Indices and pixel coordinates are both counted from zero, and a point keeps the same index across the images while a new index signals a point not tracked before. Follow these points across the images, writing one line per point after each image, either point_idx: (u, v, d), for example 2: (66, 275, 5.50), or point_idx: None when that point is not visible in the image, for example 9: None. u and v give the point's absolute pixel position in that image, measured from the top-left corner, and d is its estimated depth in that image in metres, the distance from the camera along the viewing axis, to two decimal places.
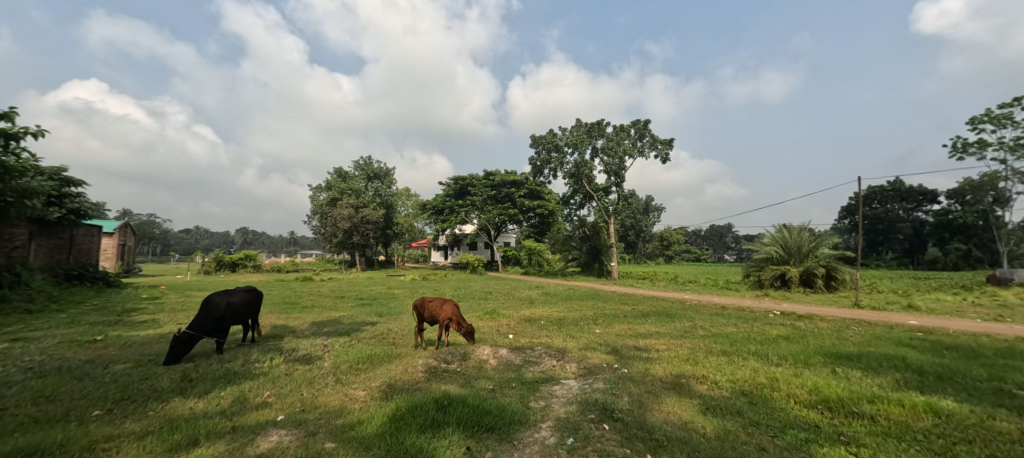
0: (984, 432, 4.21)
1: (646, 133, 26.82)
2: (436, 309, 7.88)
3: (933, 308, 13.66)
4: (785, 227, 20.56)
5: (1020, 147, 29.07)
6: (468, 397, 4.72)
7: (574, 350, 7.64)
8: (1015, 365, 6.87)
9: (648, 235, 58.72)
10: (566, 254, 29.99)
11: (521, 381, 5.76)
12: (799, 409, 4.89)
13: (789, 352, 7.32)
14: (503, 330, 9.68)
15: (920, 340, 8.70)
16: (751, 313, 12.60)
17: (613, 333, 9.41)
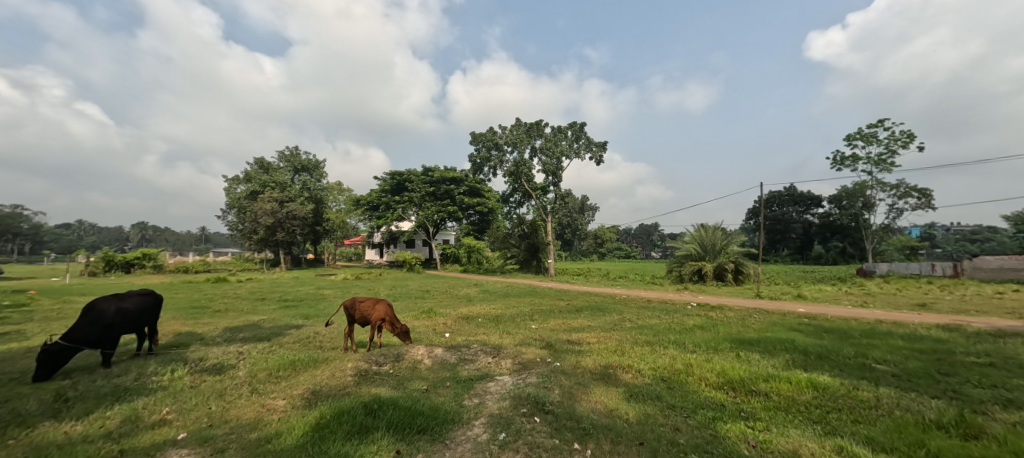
0: (852, 402, 4.91)
1: (581, 135, 27.85)
2: (368, 310, 7.55)
3: (818, 297, 15.76)
4: (702, 226, 22.34)
5: (884, 161, 34.27)
6: (400, 399, 4.60)
7: (510, 346, 7.74)
8: (879, 343, 8.11)
9: (583, 233, 60.84)
10: (505, 251, 30.34)
11: (456, 380, 5.71)
12: (709, 391, 5.35)
13: (702, 339, 8.00)
14: (439, 328, 9.55)
15: (807, 325, 10.00)
16: (673, 305, 13.58)
17: (549, 328, 9.67)
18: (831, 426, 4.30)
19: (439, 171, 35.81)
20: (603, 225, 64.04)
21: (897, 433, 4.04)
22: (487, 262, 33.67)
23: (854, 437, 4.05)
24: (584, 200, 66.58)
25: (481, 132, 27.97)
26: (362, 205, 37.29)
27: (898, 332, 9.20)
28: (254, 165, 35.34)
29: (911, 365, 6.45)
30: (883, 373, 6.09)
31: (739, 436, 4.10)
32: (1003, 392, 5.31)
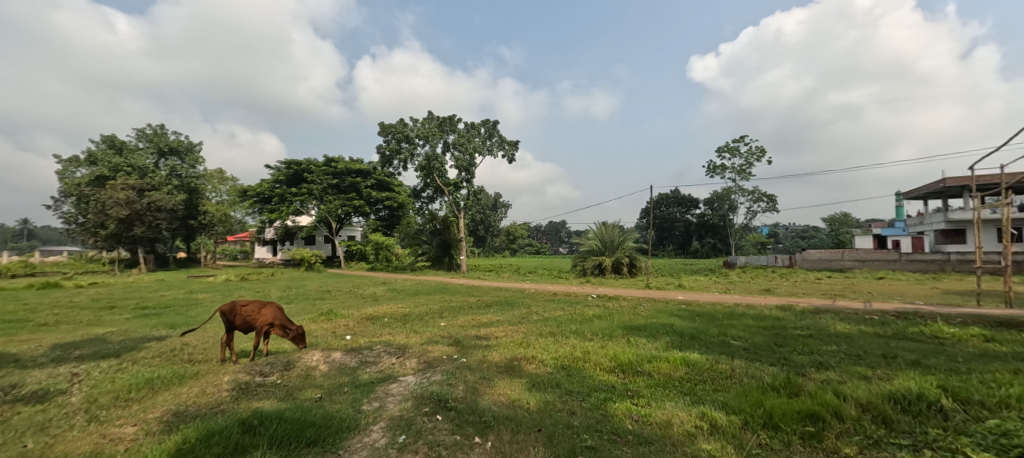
0: (714, 374, 5.71)
1: (494, 133, 28.11)
2: (252, 315, 6.71)
3: (693, 285, 18.16)
4: (603, 224, 23.98)
5: (746, 171, 40.28)
6: (286, 411, 4.21)
7: (416, 344, 7.54)
8: (737, 323, 9.55)
9: (495, 229, 61.22)
10: (415, 248, 29.52)
11: (354, 384, 5.39)
12: (601, 375, 5.78)
13: (599, 328, 8.64)
14: (339, 331, 8.95)
15: (684, 310, 11.41)
16: (576, 297, 14.44)
17: (458, 325, 9.60)
18: (698, 397, 4.95)
19: (343, 162, 33.05)
20: (514, 221, 65.40)
21: (744, 397, 4.81)
22: (399, 259, 32.27)
23: (714, 404, 4.72)
24: (497, 196, 66.83)
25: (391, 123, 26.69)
26: (250, 197, 33.29)
27: (751, 313, 10.97)
28: (102, 144, 29.35)
29: (759, 340, 7.71)
30: (739, 347, 7.18)
31: (625, 413, 4.51)
32: (820, 357, 6.61)
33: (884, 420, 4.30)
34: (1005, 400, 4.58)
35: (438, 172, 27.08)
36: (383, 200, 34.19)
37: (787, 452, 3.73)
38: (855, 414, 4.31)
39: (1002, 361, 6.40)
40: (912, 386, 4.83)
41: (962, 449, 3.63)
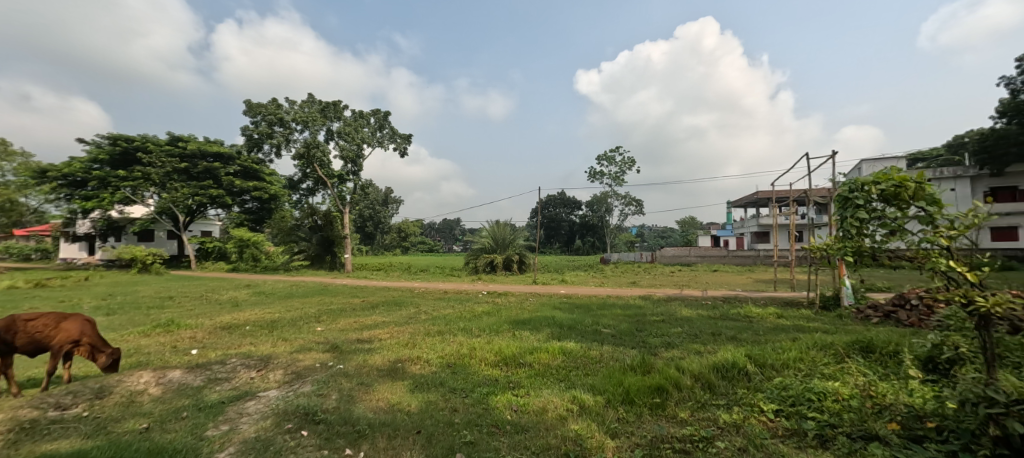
0: (586, 360, 6.26)
1: (386, 124, 26.57)
2: (46, 333, 5.30)
3: (575, 280, 19.60)
4: (496, 222, 24.41)
5: (620, 178, 45.10)
6: (96, 451, 3.42)
7: (283, 354, 6.76)
8: (608, 313, 10.63)
9: (387, 226, 57.49)
10: (290, 246, 26.66)
11: (197, 407, 4.61)
12: (486, 370, 5.87)
13: (487, 324, 8.79)
14: (182, 344, 7.58)
15: (566, 303, 12.30)
16: (467, 295, 14.43)
17: (337, 329, 8.88)
18: (571, 382, 5.38)
19: (196, 143, 27.60)
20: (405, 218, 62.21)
21: (608, 378, 5.37)
22: (270, 259, 27.75)
23: (584, 387, 5.17)
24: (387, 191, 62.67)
25: (261, 103, 23.56)
26: (51, 178, 26.10)
27: (619, 303, 12.32)
28: None
29: (623, 327, 8.68)
30: (607, 335, 7.99)
31: (505, 404, 4.67)
32: (670, 338, 7.70)
33: (710, 387, 5.21)
34: (786, 361, 5.93)
35: (319, 161, 24.56)
36: (250, 189, 29.28)
37: (639, 422, 4.27)
38: (690, 384, 5.13)
39: (786, 332, 8.30)
40: (730, 356, 5.93)
41: (759, 402, 4.58)
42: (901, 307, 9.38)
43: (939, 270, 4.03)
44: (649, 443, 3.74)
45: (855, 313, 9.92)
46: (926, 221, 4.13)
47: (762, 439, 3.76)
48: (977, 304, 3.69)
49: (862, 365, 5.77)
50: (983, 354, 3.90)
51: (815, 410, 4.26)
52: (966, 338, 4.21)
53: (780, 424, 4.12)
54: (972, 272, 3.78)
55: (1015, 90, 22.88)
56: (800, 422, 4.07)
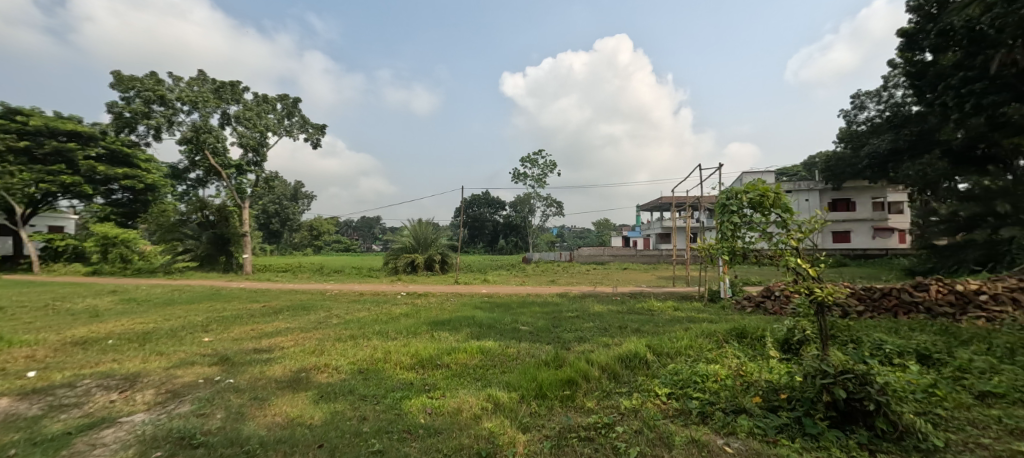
0: (503, 358, 6.34)
1: (295, 112, 24.41)
2: None
3: (496, 280, 19.77)
4: (417, 221, 23.80)
5: (542, 180, 46.53)
6: None
7: (156, 371, 5.89)
8: (527, 310, 10.89)
9: (298, 224, 52.96)
10: (172, 246, 23.39)
11: (33, 442, 3.84)
12: (400, 372, 5.64)
13: (404, 326, 8.47)
14: (17, 366, 6.24)
15: (487, 302, 12.34)
16: (385, 296, 13.80)
17: (230, 338, 7.97)
18: (488, 380, 5.38)
19: (42, 119, 22.93)
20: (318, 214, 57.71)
21: (524, 374, 5.50)
22: (145, 260, 23.02)
23: (499, 385, 5.23)
24: (297, 184, 57.53)
25: (135, 76, 20.29)
26: None
27: (538, 301, 12.70)
28: None
29: (541, 324, 8.97)
30: (525, 332, 8.21)
31: (418, 408, 4.54)
32: (582, 333, 8.12)
33: (615, 376, 5.58)
34: (680, 349, 6.57)
35: (211, 148, 21.75)
36: (118, 178, 24.89)
37: (549, 415, 4.42)
38: (598, 375, 5.46)
39: (681, 323, 9.21)
40: (633, 347, 6.42)
41: (655, 387, 5.03)
42: (768, 297, 10.93)
43: (790, 267, 4.77)
44: (557, 434, 3.88)
45: (734, 303, 11.37)
46: (780, 225, 4.86)
47: (655, 421, 4.12)
48: (819, 293, 4.47)
49: (737, 349, 6.62)
50: (823, 335, 4.70)
51: (699, 390, 4.79)
52: (813, 322, 5.03)
53: (671, 406, 4.55)
54: (812, 268, 4.56)
55: (851, 120, 27.97)
56: (687, 402, 4.55)
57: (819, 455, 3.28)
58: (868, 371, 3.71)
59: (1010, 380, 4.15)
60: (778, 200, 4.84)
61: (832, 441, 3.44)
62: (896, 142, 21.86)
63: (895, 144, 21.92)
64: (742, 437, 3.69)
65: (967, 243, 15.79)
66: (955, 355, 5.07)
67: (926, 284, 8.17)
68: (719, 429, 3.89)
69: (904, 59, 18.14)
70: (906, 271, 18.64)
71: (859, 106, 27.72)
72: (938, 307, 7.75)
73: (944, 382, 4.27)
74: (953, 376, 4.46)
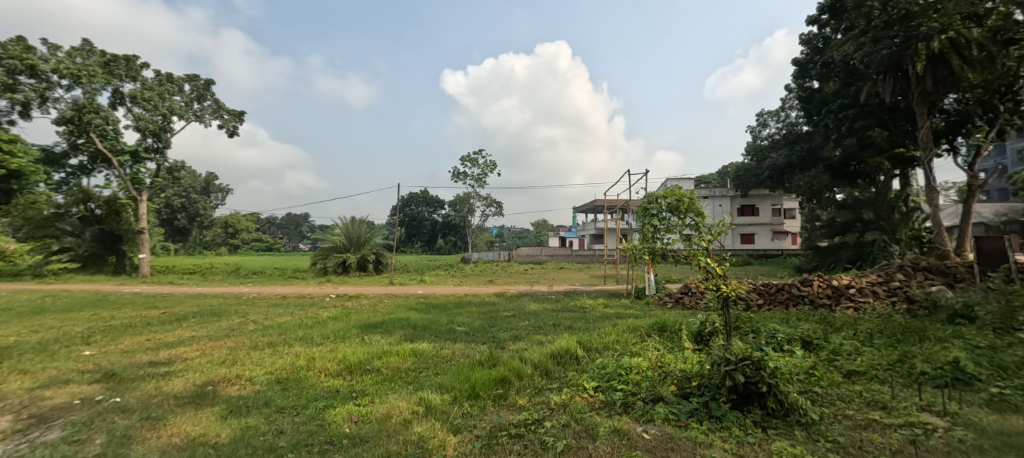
0: (437, 360, 6.24)
1: (206, 95, 22.16)
2: None
3: (432, 280, 19.41)
4: (350, 219, 22.81)
5: (482, 180, 46.48)
6: None
7: (17, 393, 5.05)
8: (464, 311, 10.83)
9: (211, 221, 47.76)
10: (46, 243, 20.20)
11: None
12: (325, 381, 5.29)
13: (332, 330, 8.06)
14: None
15: (422, 304, 12.06)
16: (312, 299, 12.96)
17: (120, 350, 7.06)
18: (420, 383, 5.24)
19: None
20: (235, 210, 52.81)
21: (457, 375, 5.47)
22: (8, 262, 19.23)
23: (432, 388, 5.12)
24: (209, 176, 52.23)
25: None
26: None
27: (475, 301, 12.69)
28: None
29: (477, 324, 8.97)
30: (461, 332, 8.16)
31: (343, 417, 4.26)
32: (517, 332, 8.24)
33: (547, 373, 5.74)
34: (607, 344, 6.92)
35: (99, 131, 19.04)
36: None
37: (482, 414, 4.40)
38: (530, 372, 5.59)
39: (609, 319, 9.70)
40: (564, 344, 6.66)
41: (583, 381, 5.26)
42: (686, 293, 11.86)
43: (700, 266, 5.23)
44: (487, 434, 3.87)
45: (657, 299, 12.22)
46: (693, 227, 5.30)
47: (581, 414, 4.31)
48: (725, 290, 4.96)
49: (657, 342, 7.14)
50: (728, 326, 5.22)
51: (622, 382, 5.09)
52: (720, 315, 5.56)
53: (597, 398, 4.78)
54: (719, 266, 5.04)
55: (755, 135, 31.18)
56: (611, 394, 4.81)
57: (722, 435, 3.63)
58: (761, 358, 4.18)
59: (870, 360, 4.89)
60: (690, 205, 5.29)
61: (733, 421, 3.82)
62: (790, 157, 24.76)
63: (789, 158, 24.82)
64: (658, 423, 3.98)
65: (842, 245, 18.31)
66: (831, 341, 5.87)
67: (811, 280, 9.38)
68: (639, 417, 4.16)
69: (796, 85, 20.61)
70: (797, 268, 21.21)
71: (762, 123, 30.97)
72: (820, 299, 8.89)
73: (821, 364, 4.92)
74: (828, 358, 5.17)
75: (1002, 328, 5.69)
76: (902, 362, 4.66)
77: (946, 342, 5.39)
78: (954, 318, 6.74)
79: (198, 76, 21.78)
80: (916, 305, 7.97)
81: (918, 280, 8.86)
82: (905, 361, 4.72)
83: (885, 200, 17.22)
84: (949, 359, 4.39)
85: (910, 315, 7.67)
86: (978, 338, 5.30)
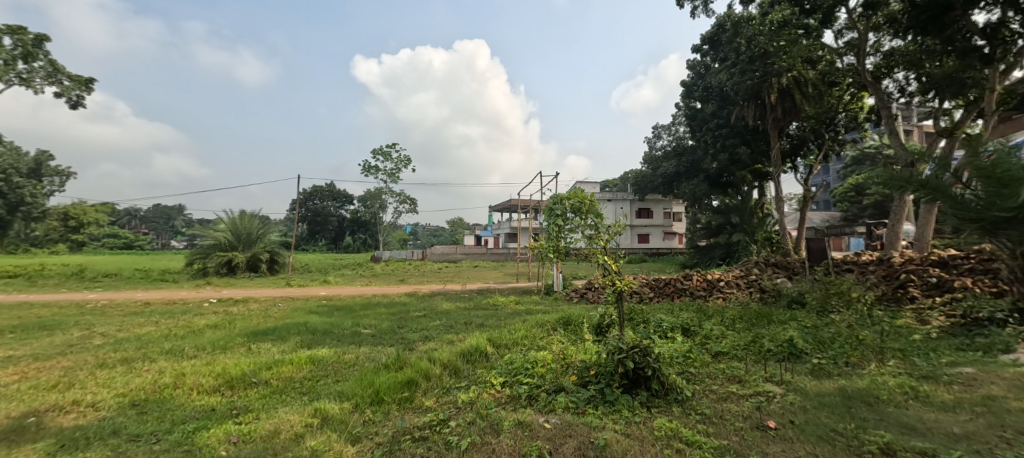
0: (337, 366, 5.90)
1: (37, 54, 18.23)
2: None
3: (337, 280, 18.23)
4: (237, 214, 20.74)
5: (395, 175, 44.75)
6: None
7: None
8: (371, 312, 10.36)
9: (41, 212, 35.05)
10: None
11: None
12: (198, 399, 4.61)
13: (210, 340, 7.16)
14: None
15: (322, 306, 11.25)
16: (186, 306, 11.28)
17: None
18: (316, 393, 4.90)
19: None
20: (79, 199, 43.84)
21: (359, 381, 5.22)
22: None
23: (331, 397, 4.82)
24: (41, 157, 42.69)
25: None
26: None
27: (383, 302, 12.22)
28: None
29: (385, 326, 8.65)
30: (366, 335, 7.79)
31: (219, 439, 3.66)
32: (427, 332, 8.11)
33: (456, 372, 5.74)
34: (516, 340, 7.14)
35: None
36: None
37: (384, 420, 4.25)
38: (438, 372, 5.55)
39: (519, 316, 10.00)
40: (473, 342, 6.71)
41: (491, 378, 5.36)
42: (590, 288, 12.67)
43: (599, 263, 5.62)
44: (390, 440, 3.76)
45: (565, 295, 12.92)
46: (593, 227, 5.66)
47: (487, 410, 4.39)
48: (619, 284, 5.44)
49: (561, 335, 7.56)
50: (622, 318, 5.71)
51: (528, 377, 5.26)
52: (616, 308, 6.06)
53: (503, 394, 4.89)
54: (614, 264, 5.48)
55: (651, 146, 34.32)
56: (517, 388, 4.96)
57: (613, 418, 3.96)
58: (647, 345, 4.64)
59: (732, 341, 5.71)
60: (590, 206, 5.66)
61: (623, 404, 4.20)
62: (677, 167, 27.69)
63: (676, 168, 27.77)
64: (559, 413, 4.21)
65: (715, 244, 21.00)
66: (704, 327, 6.73)
67: (690, 275, 10.65)
68: (542, 408, 4.36)
69: (683, 104, 23.08)
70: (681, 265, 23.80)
71: (657, 135, 34.18)
72: (697, 291, 10.10)
73: (696, 347, 5.61)
74: (701, 342, 5.91)
75: (823, 309, 7.03)
76: (755, 342, 5.52)
77: (786, 323, 6.51)
78: (792, 303, 8.17)
79: (25, 29, 17.83)
80: (766, 294, 9.48)
81: (768, 273, 10.53)
82: (756, 342, 5.59)
83: (747, 206, 20.12)
84: (786, 338, 5.30)
85: (762, 302, 9.11)
86: (807, 320, 6.49)
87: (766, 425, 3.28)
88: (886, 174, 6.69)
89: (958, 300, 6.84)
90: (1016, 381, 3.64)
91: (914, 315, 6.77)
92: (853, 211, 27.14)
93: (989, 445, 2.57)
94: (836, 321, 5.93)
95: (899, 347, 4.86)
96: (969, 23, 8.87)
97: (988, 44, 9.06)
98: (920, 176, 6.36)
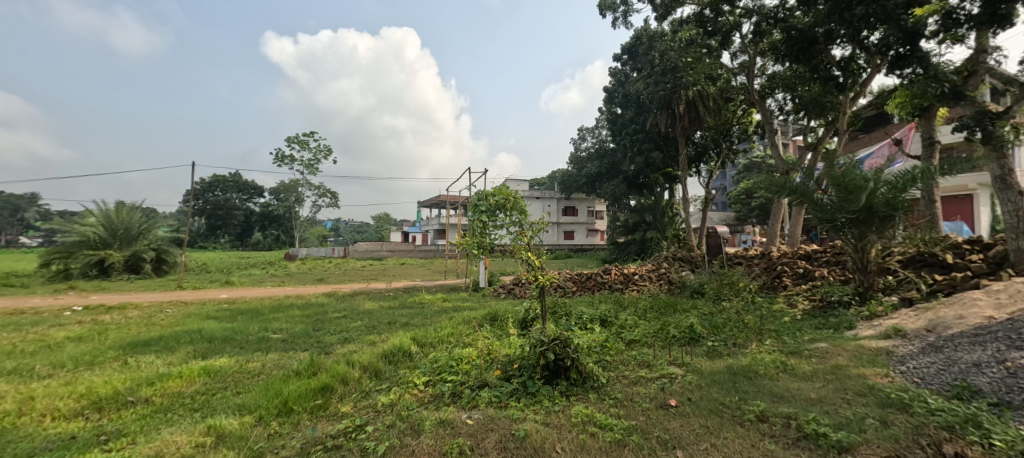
0: (239, 376, 5.38)
1: None
2: None
3: (243, 281, 16.60)
4: (111, 205, 18.02)
5: (313, 166, 41.62)
6: None
7: None
8: (282, 315, 9.58)
9: None
10: None
11: None
12: (53, 426, 3.92)
13: (73, 355, 6.13)
14: None
15: (223, 311, 10.16)
16: (37, 317, 9.43)
17: None
18: (210, 409, 4.40)
19: None
20: None
21: (264, 391, 4.81)
22: None
23: (229, 411, 4.39)
24: None
25: None
26: None
27: (297, 303, 11.37)
28: None
29: (298, 329, 8.06)
30: (276, 341, 7.19)
31: None
32: (346, 334, 7.68)
33: (377, 374, 5.52)
34: (441, 338, 7.04)
35: None
36: None
37: (291, 432, 3.96)
38: (357, 376, 5.30)
39: (445, 313, 9.88)
40: (397, 343, 6.50)
41: (414, 378, 5.23)
42: (517, 284, 12.88)
43: (525, 260, 5.74)
44: (299, 452, 3.50)
45: (493, 291, 13.01)
46: (517, 224, 5.74)
47: (407, 411, 4.27)
48: (542, 279, 5.61)
49: (487, 331, 7.59)
50: (545, 312, 5.88)
51: (452, 374, 5.21)
52: (540, 303, 6.23)
53: (425, 393, 4.80)
54: (537, 260, 5.65)
55: (576, 147, 35.75)
56: (441, 386, 4.89)
57: (534, 408, 4.07)
58: (566, 335, 4.83)
59: (643, 330, 6.15)
60: (513, 203, 5.75)
61: (544, 394, 4.34)
62: (599, 167, 29.16)
63: (598, 169, 29.16)
64: (482, 408, 4.22)
65: (632, 240, 22.51)
66: (619, 317, 7.17)
67: (610, 269, 11.28)
68: (465, 405, 4.34)
69: (605, 109, 24.30)
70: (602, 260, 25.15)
71: (581, 137, 35.73)
72: (615, 284, 10.73)
73: (612, 336, 5.96)
74: (616, 331, 6.30)
75: (717, 297, 7.85)
76: (662, 330, 6.00)
77: (688, 311, 7.16)
78: (693, 294, 9.01)
79: None
80: (673, 285, 10.34)
81: (675, 267, 11.49)
82: (663, 329, 6.08)
83: (659, 205, 21.76)
84: (688, 324, 5.84)
85: (671, 293, 9.93)
86: (705, 307, 7.21)
87: (668, 403, 3.58)
88: (766, 180, 7.63)
89: (817, 287, 8.03)
90: (855, 352, 4.37)
91: (786, 300, 7.85)
92: (744, 212, 30.65)
93: (835, 406, 3.05)
94: (727, 308, 6.66)
95: (774, 328, 5.59)
96: (829, 56, 10.38)
97: (843, 74, 10.67)
98: (792, 183, 7.38)
